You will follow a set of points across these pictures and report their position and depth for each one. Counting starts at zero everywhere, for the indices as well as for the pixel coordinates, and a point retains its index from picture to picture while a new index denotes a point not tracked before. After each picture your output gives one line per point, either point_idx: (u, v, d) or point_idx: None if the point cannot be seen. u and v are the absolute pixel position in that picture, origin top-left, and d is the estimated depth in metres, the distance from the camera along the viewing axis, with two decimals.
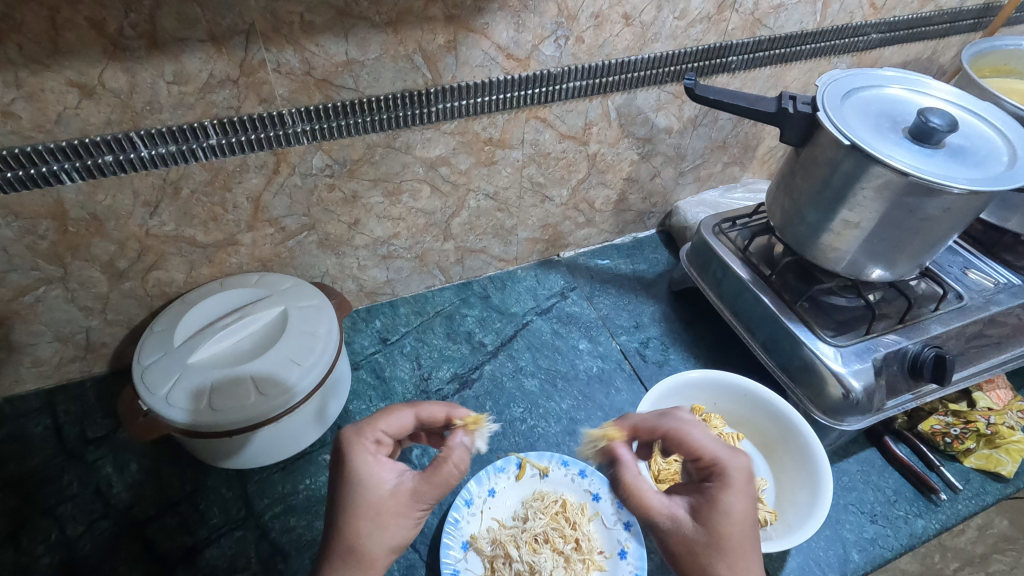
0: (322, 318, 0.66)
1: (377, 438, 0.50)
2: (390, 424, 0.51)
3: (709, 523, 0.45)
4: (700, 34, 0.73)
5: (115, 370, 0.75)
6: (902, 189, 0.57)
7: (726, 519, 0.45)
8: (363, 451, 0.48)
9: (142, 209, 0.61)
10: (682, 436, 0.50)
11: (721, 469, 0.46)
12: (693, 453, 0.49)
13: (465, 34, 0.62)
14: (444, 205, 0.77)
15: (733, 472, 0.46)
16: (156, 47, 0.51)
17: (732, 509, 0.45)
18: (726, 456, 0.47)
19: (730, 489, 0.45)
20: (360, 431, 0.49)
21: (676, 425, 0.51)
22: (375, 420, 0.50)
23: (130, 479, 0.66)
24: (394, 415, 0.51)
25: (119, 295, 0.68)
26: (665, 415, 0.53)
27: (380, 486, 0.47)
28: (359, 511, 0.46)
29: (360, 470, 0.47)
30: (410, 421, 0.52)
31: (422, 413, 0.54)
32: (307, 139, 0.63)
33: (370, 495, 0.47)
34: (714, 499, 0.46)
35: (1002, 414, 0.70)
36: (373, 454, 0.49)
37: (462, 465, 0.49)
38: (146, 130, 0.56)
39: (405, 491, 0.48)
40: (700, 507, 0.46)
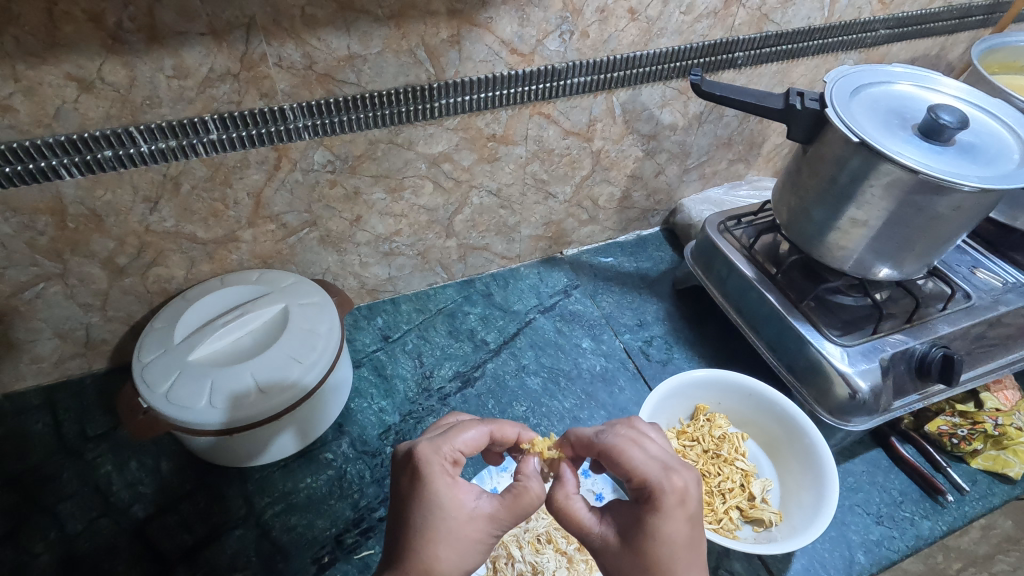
0: (323, 316, 0.65)
1: (453, 457, 0.45)
2: (464, 444, 0.46)
3: (640, 549, 0.41)
4: (706, 29, 0.72)
5: (115, 367, 0.75)
6: (912, 187, 0.56)
7: (657, 545, 0.40)
8: (438, 471, 0.43)
9: (142, 204, 0.61)
10: (617, 456, 0.43)
11: (652, 493, 0.41)
12: (628, 474, 0.43)
13: (469, 28, 0.61)
14: (446, 202, 0.77)
15: (665, 497, 0.40)
16: (156, 40, 0.50)
17: (665, 533, 0.40)
18: (663, 475, 0.41)
19: (663, 514, 0.40)
20: (436, 448, 0.45)
21: (617, 442, 0.44)
22: (449, 437, 0.46)
23: (130, 476, 0.66)
24: (467, 433, 0.46)
25: (119, 292, 0.67)
26: (601, 431, 0.46)
27: (459, 512, 0.42)
28: (435, 538, 0.41)
29: (437, 493, 0.42)
30: (483, 438, 0.48)
31: (496, 432, 0.49)
32: (308, 135, 0.62)
33: (447, 522, 0.42)
34: (645, 524, 0.41)
35: (1010, 415, 0.69)
36: (450, 476, 0.44)
37: (540, 491, 0.45)
38: (145, 125, 0.55)
39: (482, 517, 0.43)
40: (630, 530, 0.42)
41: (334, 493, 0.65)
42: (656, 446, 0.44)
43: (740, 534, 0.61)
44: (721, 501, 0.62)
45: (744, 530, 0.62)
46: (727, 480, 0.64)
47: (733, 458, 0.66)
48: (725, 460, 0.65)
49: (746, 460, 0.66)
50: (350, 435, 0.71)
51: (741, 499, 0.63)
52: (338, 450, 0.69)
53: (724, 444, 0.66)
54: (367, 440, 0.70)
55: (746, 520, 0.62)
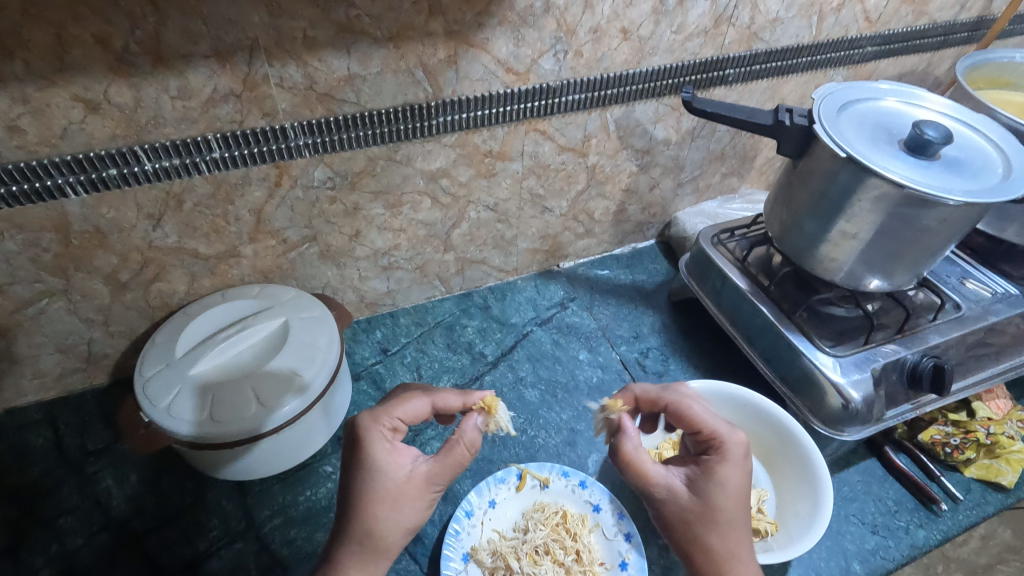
0: (322, 329, 0.66)
1: (392, 425, 0.51)
2: (405, 412, 0.52)
3: (709, 496, 0.48)
4: (697, 47, 0.74)
5: (116, 381, 0.76)
6: (899, 201, 0.58)
7: (721, 491, 0.48)
8: (378, 437, 0.49)
9: (145, 221, 0.62)
10: (683, 410, 0.54)
11: (721, 443, 0.50)
12: (694, 427, 0.53)
13: (466, 48, 0.62)
14: (444, 217, 0.78)
15: (732, 448, 0.49)
16: (161, 63, 0.52)
17: (729, 480, 0.48)
18: (729, 430, 0.50)
19: (729, 462, 0.49)
20: (377, 417, 0.50)
21: (678, 398, 0.55)
22: (390, 407, 0.51)
23: (130, 490, 0.66)
24: (409, 402, 0.52)
25: (121, 307, 0.68)
26: (666, 388, 0.57)
27: (396, 472, 0.48)
28: (373, 497, 0.47)
29: (376, 458, 0.48)
30: (425, 407, 0.53)
31: (437, 401, 0.55)
32: (309, 152, 0.64)
33: (386, 483, 0.47)
34: (714, 471, 0.49)
35: (1002, 424, 0.70)
36: (389, 441, 0.49)
37: (474, 446, 0.50)
38: (149, 144, 0.56)
39: (420, 475, 0.48)
40: (699, 478, 0.49)
41: (333, 505, 0.66)
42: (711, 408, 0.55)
43: None
44: None
45: None
46: None
47: None
48: None
49: None
50: None
51: None
52: (337, 462, 0.70)
53: None
54: None
55: None
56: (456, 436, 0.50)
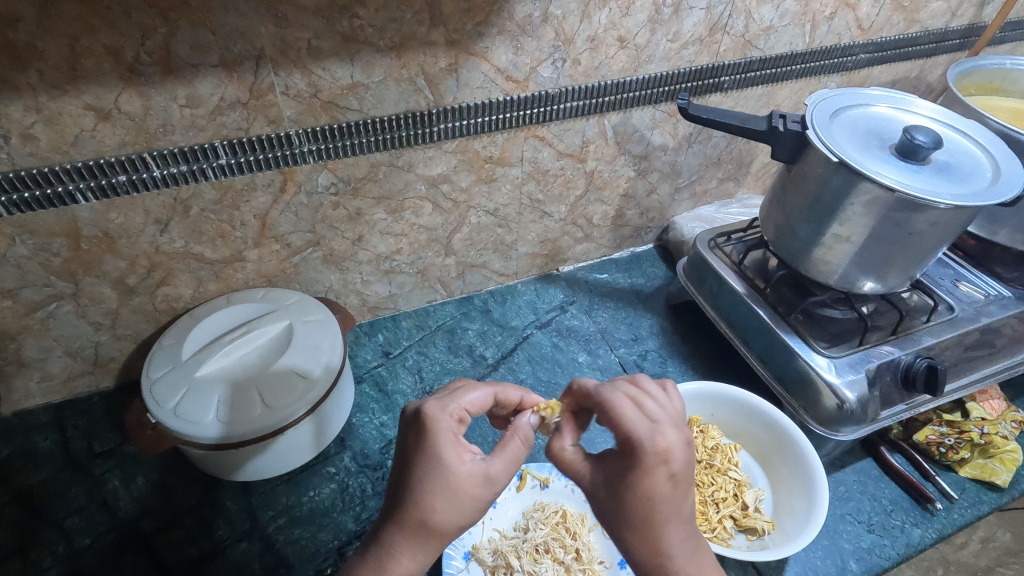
0: (325, 332, 0.67)
1: (457, 415, 0.47)
2: (471, 403, 0.49)
3: (622, 498, 0.42)
4: (692, 55, 0.76)
5: (122, 384, 0.77)
6: (890, 205, 0.59)
7: (642, 496, 0.41)
8: (445, 429, 0.45)
9: (153, 226, 0.63)
10: (607, 410, 0.44)
11: (637, 450, 0.41)
12: (619, 426, 0.42)
13: (466, 57, 0.64)
14: (445, 222, 0.79)
15: (648, 454, 0.41)
16: (170, 72, 0.53)
17: (653, 490, 0.41)
18: (648, 434, 0.41)
19: (647, 469, 0.41)
20: (443, 406, 0.46)
21: (613, 396, 0.44)
22: (456, 396, 0.48)
23: (136, 491, 0.67)
24: (473, 393, 0.49)
25: (128, 311, 0.69)
26: (603, 385, 0.46)
27: (461, 467, 0.44)
28: (435, 491, 0.43)
29: (439, 449, 0.44)
30: (487, 398, 0.50)
31: (499, 393, 0.52)
32: (313, 158, 0.65)
33: (452, 477, 0.43)
34: (629, 477, 0.41)
35: (995, 424, 0.71)
36: (454, 433, 0.45)
37: (525, 442, 0.47)
38: (158, 151, 0.58)
39: (481, 473, 0.44)
40: (617, 481, 0.42)
41: (336, 506, 0.67)
42: (653, 403, 0.43)
43: (734, 543, 0.62)
44: (715, 511, 0.64)
45: (737, 539, 0.63)
46: (720, 490, 0.65)
47: (726, 468, 0.67)
48: (718, 470, 0.67)
49: (739, 471, 0.68)
50: (351, 450, 0.72)
51: (734, 508, 0.64)
52: (340, 463, 0.71)
53: (717, 454, 0.68)
54: (368, 454, 0.72)
55: (739, 528, 0.64)
56: (510, 429, 0.47)
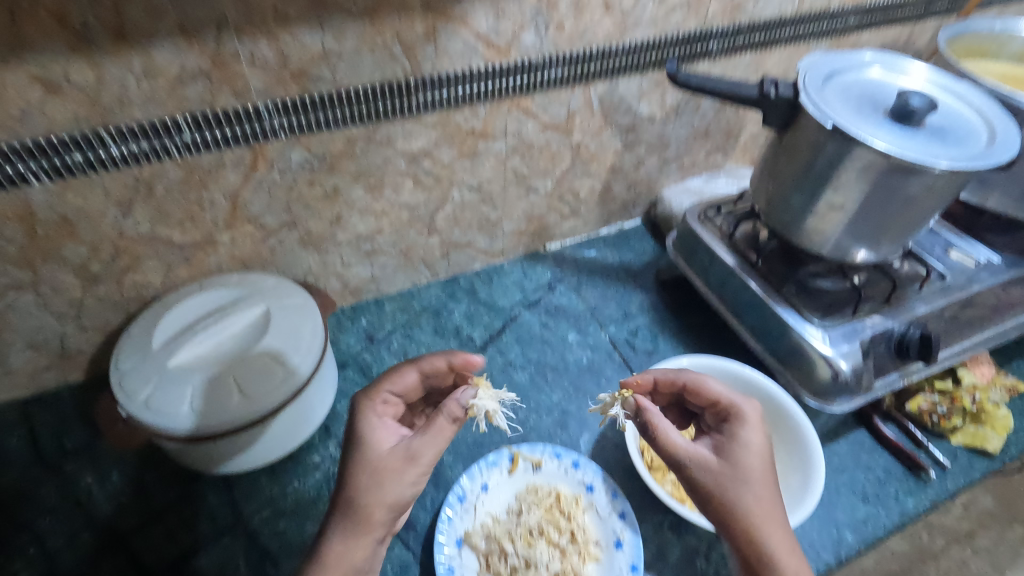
0: (306, 317, 0.65)
1: (386, 398, 0.55)
2: (394, 383, 0.56)
3: (739, 458, 0.50)
4: (680, 20, 0.73)
5: (93, 378, 0.73)
6: (886, 170, 0.58)
7: (758, 455, 0.51)
8: (371, 410, 0.53)
9: (115, 209, 0.59)
10: (700, 385, 0.59)
11: (740, 410, 0.54)
12: (711, 399, 0.57)
13: (444, 22, 0.60)
14: (427, 199, 0.76)
15: (746, 412, 0.54)
16: (124, 40, 0.49)
17: (751, 441, 0.52)
18: (743, 399, 0.56)
19: (749, 424, 0.53)
20: (368, 394, 0.55)
21: (691, 379, 0.60)
22: (380, 383, 0.56)
23: (112, 488, 0.64)
24: (398, 375, 0.57)
25: (94, 300, 0.65)
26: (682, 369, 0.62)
27: (381, 445, 0.51)
28: (357, 469, 0.49)
29: (362, 432, 0.52)
30: (413, 377, 0.58)
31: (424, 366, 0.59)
32: (284, 134, 0.61)
33: (368, 452, 0.50)
34: (737, 435, 0.52)
35: (986, 391, 0.71)
36: (380, 417, 0.53)
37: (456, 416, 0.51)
38: (116, 127, 0.54)
39: (402, 447, 0.50)
40: (722, 445, 0.52)
41: (323, 495, 0.64)
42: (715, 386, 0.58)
43: None
44: None
45: None
46: None
47: None
48: None
49: None
50: (337, 438, 0.70)
51: None
52: (325, 452, 0.68)
53: None
54: None
55: None
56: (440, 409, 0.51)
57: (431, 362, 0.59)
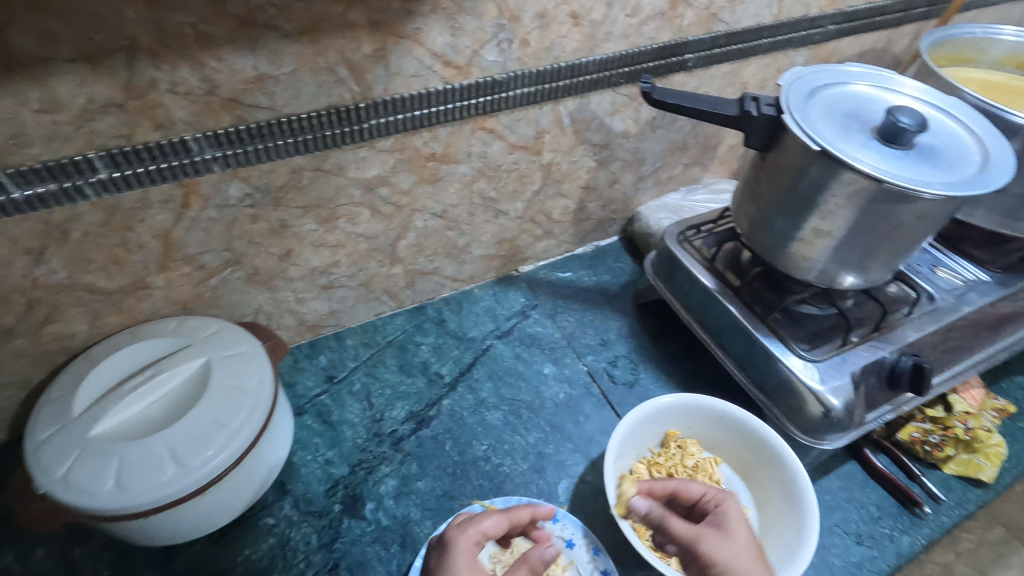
0: (252, 368, 0.58)
1: (479, 540, 0.50)
2: (487, 529, 0.51)
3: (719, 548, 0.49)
4: (654, 31, 0.68)
5: (15, 437, 0.66)
6: (875, 196, 0.54)
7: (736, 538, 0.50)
8: (466, 545, 0.49)
9: (23, 257, 0.52)
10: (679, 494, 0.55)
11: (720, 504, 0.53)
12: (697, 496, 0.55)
13: (395, 41, 0.54)
14: (387, 228, 0.70)
15: (730, 506, 0.53)
16: (14, 70, 0.42)
17: (736, 529, 0.51)
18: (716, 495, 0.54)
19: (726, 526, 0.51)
20: (464, 528, 0.50)
21: (676, 481, 0.56)
22: (475, 525, 0.51)
23: (35, 567, 0.57)
24: (490, 520, 0.51)
25: (8, 355, 0.58)
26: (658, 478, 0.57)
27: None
28: None
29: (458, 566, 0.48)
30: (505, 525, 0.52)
31: (513, 518, 0.54)
32: (218, 167, 0.55)
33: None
34: (733, 524, 0.51)
35: (979, 417, 0.68)
36: (474, 558, 0.49)
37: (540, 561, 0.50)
38: (15, 168, 0.47)
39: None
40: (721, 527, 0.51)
41: (276, 564, 0.58)
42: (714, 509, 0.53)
43: None
44: None
45: None
46: None
47: None
48: None
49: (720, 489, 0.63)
50: (292, 495, 0.63)
51: None
52: (280, 513, 0.62)
53: (698, 474, 0.63)
54: (312, 499, 0.63)
55: None
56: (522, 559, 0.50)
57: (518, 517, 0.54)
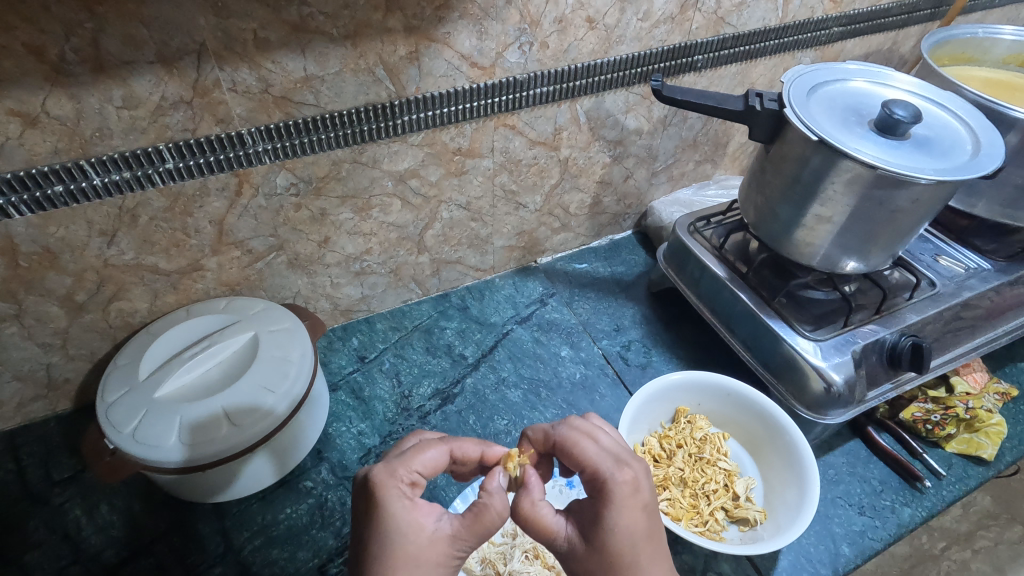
0: (294, 341, 0.64)
1: (410, 479, 0.44)
2: (424, 463, 0.46)
3: (602, 547, 0.42)
4: (664, 34, 0.73)
5: (80, 406, 0.72)
6: (871, 182, 0.57)
7: (617, 539, 0.41)
8: (396, 494, 0.43)
9: (98, 238, 0.59)
10: (572, 448, 0.46)
11: (604, 485, 0.43)
12: (583, 466, 0.45)
13: (427, 44, 0.60)
14: (416, 218, 0.76)
15: (618, 489, 0.42)
16: (102, 71, 0.49)
17: (621, 526, 0.41)
18: (616, 467, 0.43)
19: (615, 506, 0.42)
20: (393, 471, 0.44)
21: (566, 435, 0.47)
22: (407, 459, 0.45)
23: (101, 520, 0.63)
24: (426, 454, 0.46)
25: (79, 330, 0.65)
26: (555, 423, 0.48)
27: (418, 535, 0.42)
28: (395, 567, 0.40)
29: (394, 520, 0.42)
30: (444, 458, 0.47)
31: (454, 449, 0.48)
32: (269, 158, 0.61)
33: (406, 547, 0.41)
34: (604, 520, 0.42)
35: (980, 398, 0.71)
36: (409, 498, 0.43)
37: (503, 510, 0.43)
38: (96, 158, 0.53)
39: (443, 538, 0.42)
40: (592, 529, 0.43)
41: (315, 522, 0.64)
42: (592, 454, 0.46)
43: (727, 535, 0.61)
44: (706, 503, 0.62)
45: (730, 531, 0.62)
46: (711, 482, 0.64)
47: (716, 458, 0.66)
48: (708, 461, 0.66)
49: (728, 460, 0.67)
50: (329, 462, 0.69)
51: (726, 499, 0.63)
52: (318, 477, 0.67)
53: (706, 446, 0.67)
54: (347, 465, 0.69)
55: (732, 519, 0.62)
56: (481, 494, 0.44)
57: (463, 447, 0.49)
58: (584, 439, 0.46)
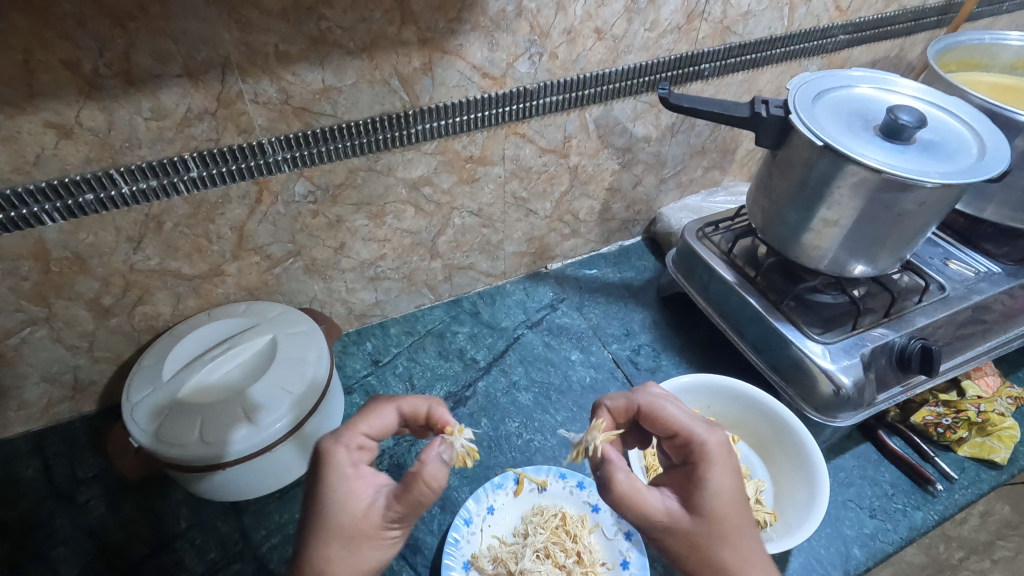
0: (312, 343, 0.66)
1: (359, 443, 0.47)
2: (372, 425, 0.48)
3: (708, 511, 0.43)
4: (671, 43, 0.75)
5: (104, 408, 0.75)
6: (877, 186, 0.58)
7: (717, 500, 0.43)
8: (340, 461, 0.45)
9: (126, 244, 0.61)
10: (656, 413, 0.49)
11: (700, 446, 0.45)
12: (670, 432, 0.48)
13: (440, 56, 0.62)
14: (429, 225, 0.78)
15: (713, 448, 0.45)
16: (133, 85, 0.51)
17: (720, 486, 0.44)
18: (707, 430, 0.46)
19: (711, 464, 0.44)
20: (338, 437, 0.46)
21: (649, 401, 0.51)
22: (356, 423, 0.47)
23: (123, 518, 0.65)
24: (376, 414, 0.48)
25: (105, 333, 0.67)
26: (634, 394, 0.53)
27: (356, 504, 0.43)
28: (325, 533, 0.42)
29: (332, 485, 0.44)
30: (392, 418, 0.50)
31: (404, 408, 0.51)
32: (288, 167, 0.63)
33: (341, 516, 0.43)
34: (704, 479, 0.44)
35: (992, 402, 0.71)
36: (354, 464, 0.45)
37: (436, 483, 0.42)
38: (125, 167, 0.56)
39: (378, 511, 0.43)
40: (691, 494, 0.44)
41: None
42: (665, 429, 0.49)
43: None
44: None
45: None
46: None
47: None
48: None
49: (738, 462, 0.67)
50: None
51: None
52: None
53: None
54: None
55: None
56: (418, 464, 0.43)
57: (416, 407, 0.51)
58: (669, 400, 0.50)
